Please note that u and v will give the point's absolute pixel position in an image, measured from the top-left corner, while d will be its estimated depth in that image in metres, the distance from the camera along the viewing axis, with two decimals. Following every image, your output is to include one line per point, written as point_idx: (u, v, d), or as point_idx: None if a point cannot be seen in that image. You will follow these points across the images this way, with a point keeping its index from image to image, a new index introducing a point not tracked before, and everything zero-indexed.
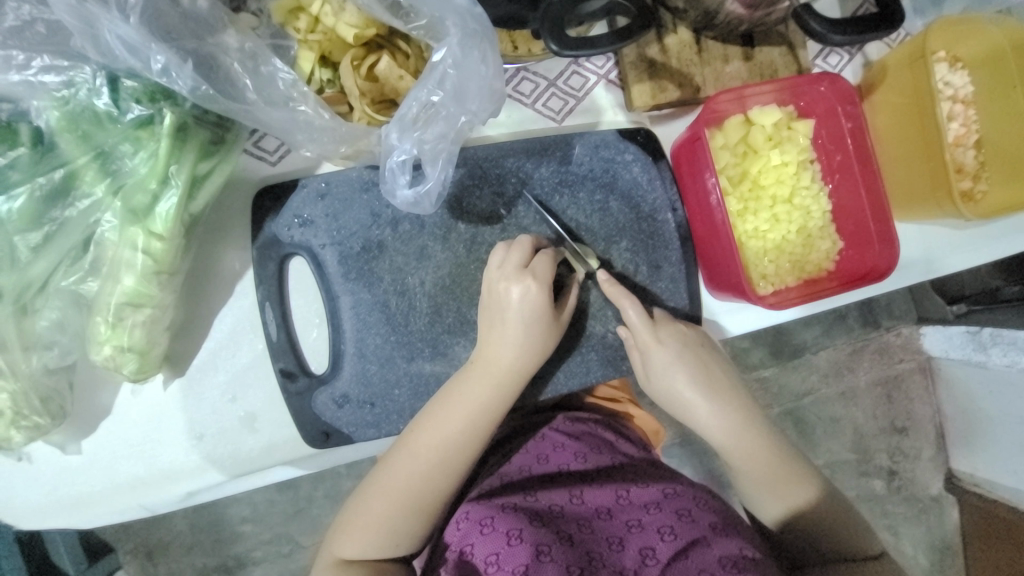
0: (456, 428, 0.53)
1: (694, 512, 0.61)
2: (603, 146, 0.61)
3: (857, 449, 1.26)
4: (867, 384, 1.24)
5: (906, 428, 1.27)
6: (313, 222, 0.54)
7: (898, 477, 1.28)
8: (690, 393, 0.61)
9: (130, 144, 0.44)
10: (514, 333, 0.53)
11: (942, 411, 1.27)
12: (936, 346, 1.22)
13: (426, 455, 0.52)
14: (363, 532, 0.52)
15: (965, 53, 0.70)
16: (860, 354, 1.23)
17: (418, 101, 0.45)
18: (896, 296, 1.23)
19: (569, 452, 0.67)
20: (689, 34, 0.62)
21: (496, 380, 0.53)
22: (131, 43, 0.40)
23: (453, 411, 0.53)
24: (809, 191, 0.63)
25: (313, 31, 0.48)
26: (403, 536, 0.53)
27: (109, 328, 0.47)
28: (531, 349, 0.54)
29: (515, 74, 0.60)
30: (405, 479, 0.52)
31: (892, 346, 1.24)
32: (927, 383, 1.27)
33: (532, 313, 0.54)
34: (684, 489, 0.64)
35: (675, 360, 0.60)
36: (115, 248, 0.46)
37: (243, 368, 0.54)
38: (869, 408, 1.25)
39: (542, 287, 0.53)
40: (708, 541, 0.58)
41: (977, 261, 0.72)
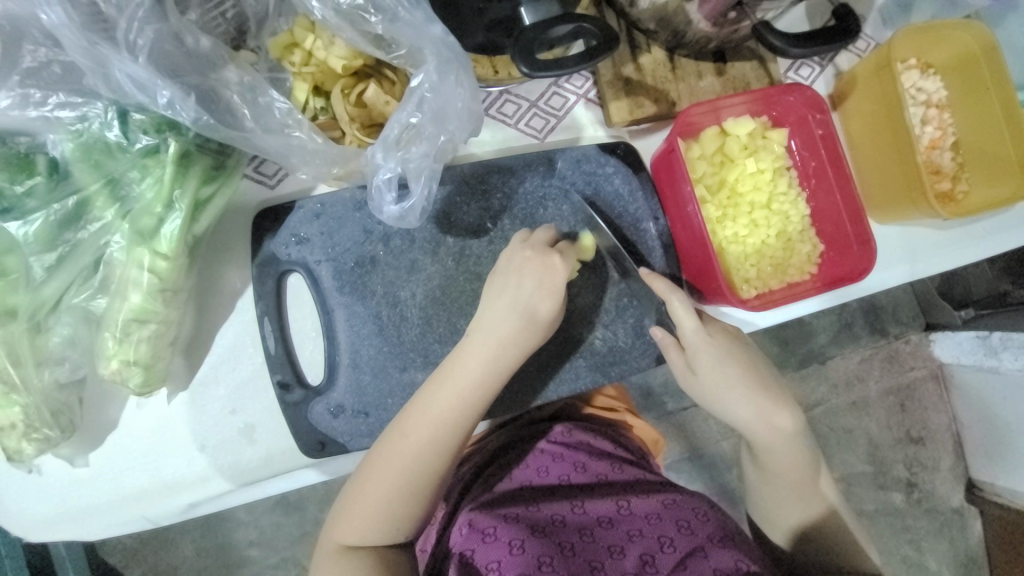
0: (454, 403, 0.53)
1: (693, 523, 0.62)
2: (585, 161, 0.64)
3: (872, 460, 1.24)
4: (878, 393, 1.23)
5: (922, 438, 1.25)
6: (310, 240, 0.57)
7: (917, 489, 1.25)
8: (743, 400, 0.60)
9: (138, 171, 0.48)
10: (511, 310, 0.54)
11: (958, 419, 1.25)
12: (947, 353, 1.21)
13: (424, 433, 0.53)
14: (364, 513, 0.53)
15: (937, 59, 0.72)
16: (870, 362, 1.22)
17: (400, 124, 0.48)
18: (902, 303, 1.23)
19: (568, 463, 0.68)
20: (662, 53, 0.65)
21: (495, 354, 0.54)
22: (140, 81, 0.43)
23: (453, 388, 0.53)
24: (787, 196, 0.65)
25: (306, 64, 0.52)
26: (402, 517, 0.54)
27: (117, 343, 0.50)
28: (529, 325, 0.55)
29: (499, 97, 0.64)
30: (398, 459, 0.53)
31: (902, 353, 1.23)
32: (941, 391, 1.25)
33: (532, 289, 0.55)
34: (683, 499, 0.65)
35: (724, 363, 0.60)
36: (122, 268, 0.49)
37: (244, 380, 0.57)
38: (882, 418, 1.23)
39: (549, 269, 0.55)
40: (706, 551, 0.58)
41: (961, 261, 0.73)
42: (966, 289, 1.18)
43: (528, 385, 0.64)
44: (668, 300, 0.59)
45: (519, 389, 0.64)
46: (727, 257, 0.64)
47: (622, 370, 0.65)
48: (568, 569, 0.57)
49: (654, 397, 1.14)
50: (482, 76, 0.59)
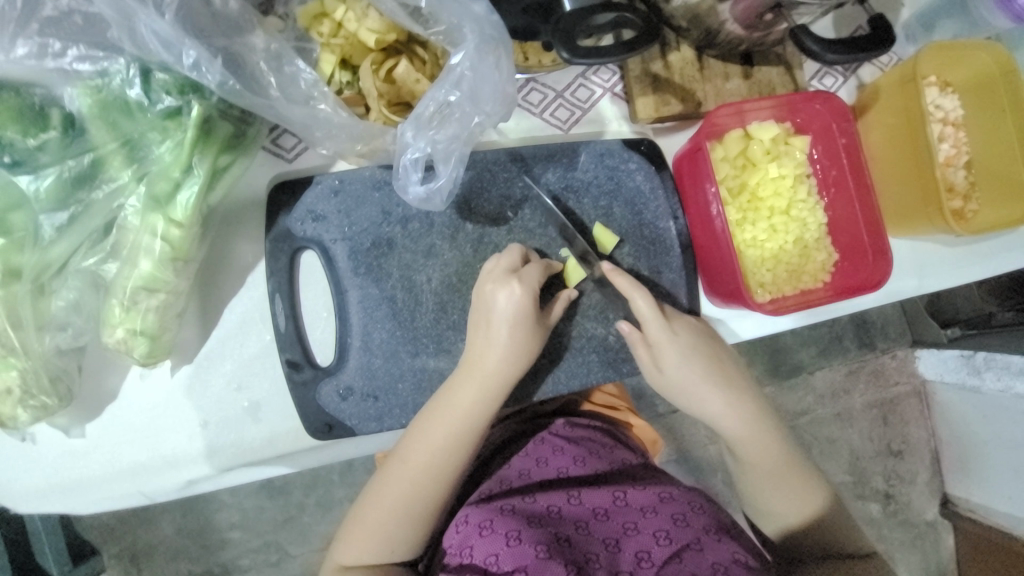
0: (446, 432, 0.53)
1: (688, 516, 0.61)
2: (608, 155, 0.64)
3: (853, 471, 1.26)
4: (862, 406, 1.25)
5: (901, 451, 1.28)
6: (327, 217, 0.56)
7: (893, 501, 1.28)
8: (710, 398, 0.61)
9: (158, 134, 0.46)
10: (502, 337, 0.54)
11: (937, 434, 1.28)
12: (930, 369, 1.24)
13: (421, 458, 0.53)
14: (362, 535, 0.53)
15: (957, 77, 0.73)
16: (856, 375, 1.24)
17: (435, 102, 0.47)
18: (890, 318, 1.25)
19: (568, 456, 0.67)
20: (692, 52, 0.65)
21: (484, 380, 0.54)
22: (166, 38, 0.42)
23: (444, 414, 0.54)
24: (805, 204, 0.66)
25: (336, 35, 0.50)
26: (399, 542, 0.54)
27: (123, 311, 0.48)
28: (518, 351, 0.55)
29: (525, 84, 0.63)
30: (397, 486, 0.53)
31: (887, 368, 1.25)
32: (922, 406, 1.28)
33: (525, 310, 0.55)
34: (679, 493, 0.65)
35: (688, 358, 0.60)
36: (135, 233, 0.48)
37: (251, 358, 0.55)
38: (865, 430, 1.25)
39: (526, 289, 0.55)
40: (701, 544, 0.59)
41: (968, 278, 0.74)
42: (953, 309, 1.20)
43: (538, 378, 0.63)
44: (633, 297, 0.59)
45: (531, 380, 0.63)
46: (744, 257, 0.64)
47: (633, 368, 0.64)
48: (564, 558, 0.56)
49: (645, 398, 1.17)
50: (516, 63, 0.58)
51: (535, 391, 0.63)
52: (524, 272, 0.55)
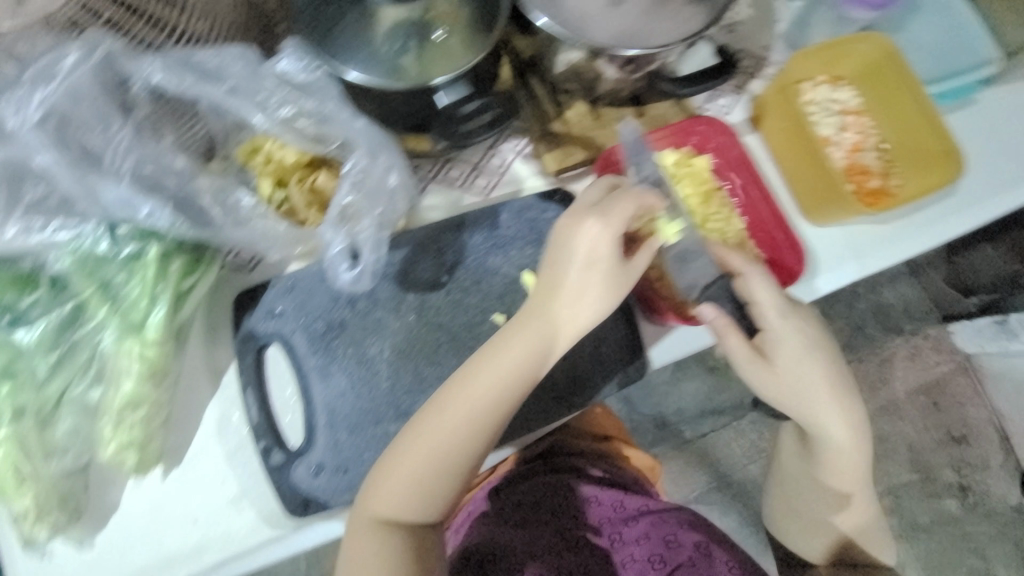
0: (487, 388, 0.54)
1: (679, 537, 0.68)
2: (527, 209, 0.70)
3: (917, 467, 1.26)
4: (907, 395, 1.27)
5: (965, 437, 1.27)
6: (284, 313, 0.64)
7: (972, 493, 1.26)
8: (820, 411, 0.60)
9: (125, 273, 0.56)
10: (576, 286, 0.55)
11: (998, 411, 1.27)
12: (969, 342, 1.25)
13: (459, 413, 0.54)
14: (392, 494, 0.54)
15: (847, 70, 0.79)
16: (891, 361, 1.27)
17: (339, 205, 0.59)
18: (913, 299, 1.29)
19: (567, 492, 0.72)
20: (585, 105, 0.73)
21: (549, 333, 0.55)
22: (125, 198, 0.53)
23: (488, 368, 0.54)
24: (719, 215, 0.71)
25: (267, 163, 0.60)
26: (433, 500, 0.55)
27: (113, 428, 0.56)
28: (601, 301, 0.55)
29: (444, 165, 0.72)
30: (432, 441, 0.53)
31: (925, 349, 1.28)
32: (973, 383, 1.28)
33: (607, 258, 0.55)
34: (670, 513, 0.71)
35: (808, 360, 0.60)
36: (115, 359, 0.56)
37: (231, 451, 0.61)
38: (917, 422, 1.26)
39: (615, 223, 0.54)
40: (692, 562, 0.66)
41: (910, 250, 0.76)
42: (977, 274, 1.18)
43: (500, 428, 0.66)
44: (745, 277, 0.60)
45: None
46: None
47: (585, 399, 0.68)
48: None
49: (670, 427, 1.26)
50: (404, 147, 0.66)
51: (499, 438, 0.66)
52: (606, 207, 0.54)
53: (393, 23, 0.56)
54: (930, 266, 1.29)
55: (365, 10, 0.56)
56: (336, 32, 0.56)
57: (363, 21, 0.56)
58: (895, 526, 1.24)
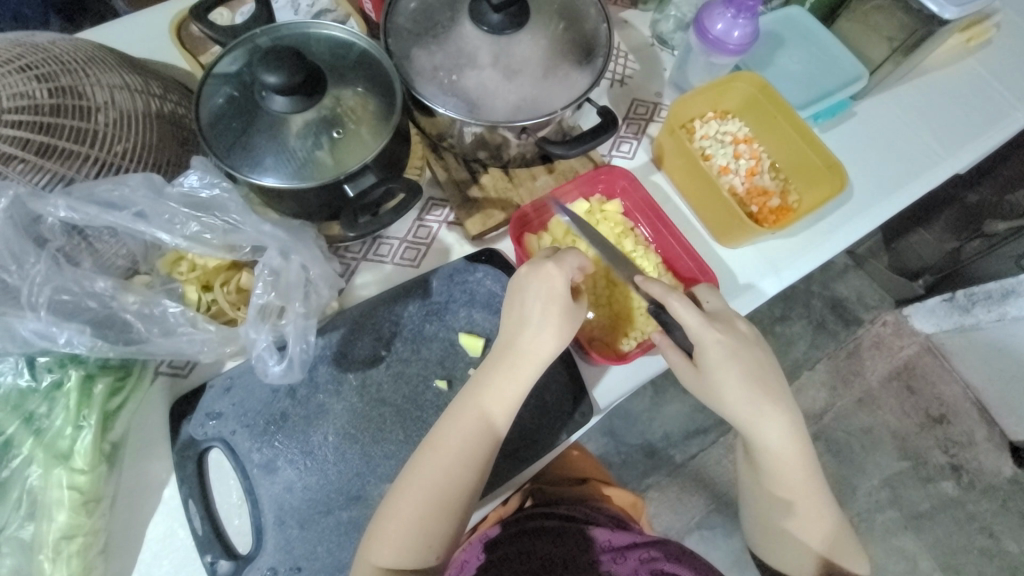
0: (473, 422, 0.58)
1: (667, 570, 0.68)
2: (456, 274, 0.73)
3: (906, 455, 1.29)
4: (880, 382, 1.32)
5: (944, 415, 1.32)
6: (223, 414, 0.64)
7: (965, 471, 1.29)
8: (755, 414, 0.63)
9: (46, 403, 0.55)
10: (538, 320, 0.60)
11: (971, 385, 1.34)
12: (927, 324, 1.33)
13: (452, 448, 0.57)
14: (396, 534, 0.55)
15: (732, 105, 0.88)
16: (858, 353, 1.34)
17: (258, 305, 0.60)
18: (865, 290, 1.38)
19: (552, 540, 0.71)
20: (499, 170, 0.79)
21: (518, 366, 0.60)
22: (40, 330, 0.54)
23: (471, 402, 0.59)
24: (636, 254, 0.75)
25: (192, 270, 0.63)
26: (436, 537, 0.56)
27: (51, 563, 0.54)
28: (561, 331, 0.60)
29: (373, 241, 0.76)
30: (430, 476, 0.56)
31: (886, 336, 1.35)
32: (941, 363, 1.35)
33: (552, 302, 0.60)
34: (655, 547, 0.71)
35: (734, 363, 0.62)
36: (42, 493, 0.54)
37: (178, 569, 0.59)
38: (896, 408, 1.31)
39: (564, 269, 0.60)
40: None
41: (822, 256, 0.82)
42: (919, 258, 1.28)
43: None
44: (669, 302, 0.62)
45: None
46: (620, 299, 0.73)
47: (536, 453, 0.68)
48: None
49: (659, 454, 1.26)
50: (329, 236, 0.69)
51: None
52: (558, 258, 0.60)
53: (303, 126, 0.60)
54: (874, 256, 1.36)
55: (272, 119, 0.59)
56: (242, 144, 0.59)
57: (271, 130, 0.59)
58: (899, 518, 1.26)
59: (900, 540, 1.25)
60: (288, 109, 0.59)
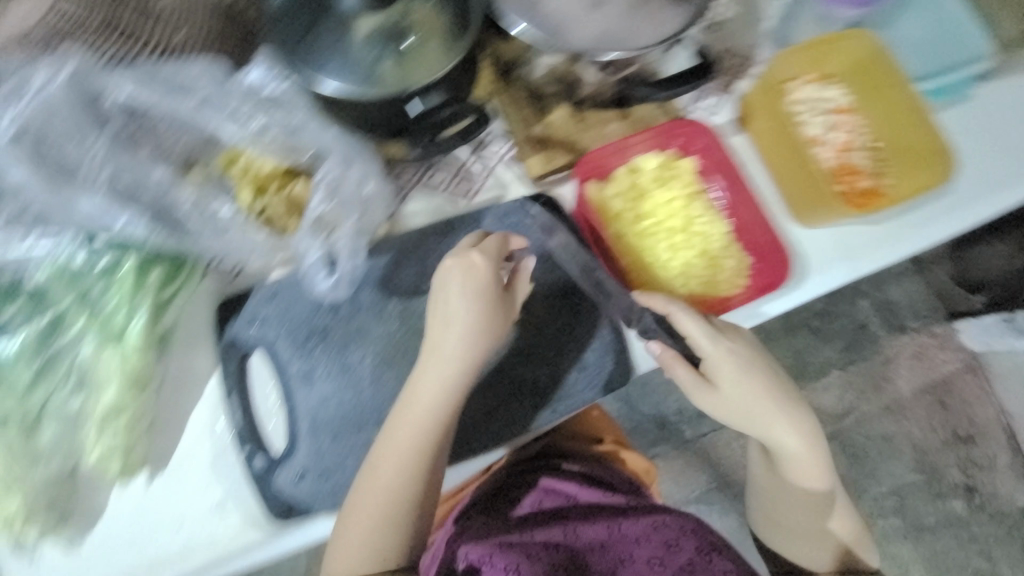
0: (418, 426, 0.57)
1: (680, 541, 0.68)
2: (510, 214, 0.70)
3: (922, 468, 1.24)
4: (912, 394, 1.24)
5: (972, 436, 1.24)
6: (267, 320, 0.64)
7: (978, 493, 1.24)
8: (773, 421, 0.65)
9: (102, 284, 0.56)
10: (453, 330, 0.58)
11: (1007, 410, 1.24)
12: (975, 341, 1.23)
13: (400, 454, 0.57)
14: (356, 538, 0.57)
15: (835, 68, 0.78)
16: (895, 361, 1.25)
17: (315, 214, 0.60)
18: (916, 297, 1.26)
19: (564, 495, 0.73)
20: (568, 108, 0.71)
21: (440, 372, 0.58)
22: (99, 210, 0.54)
23: (414, 407, 0.57)
24: (704, 218, 0.70)
25: (243, 172, 0.60)
26: (390, 539, 0.57)
27: (94, 435, 0.57)
28: (474, 338, 0.58)
29: (426, 169, 0.72)
30: (387, 480, 0.57)
31: (930, 348, 1.25)
32: (981, 382, 1.25)
33: (479, 296, 0.58)
34: (672, 518, 0.70)
35: (746, 373, 0.64)
36: (93, 368, 0.56)
37: (215, 457, 0.62)
38: (923, 421, 1.24)
39: (488, 258, 0.58)
40: (692, 564, 0.66)
41: (903, 250, 0.75)
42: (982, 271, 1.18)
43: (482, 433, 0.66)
44: (673, 314, 0.63)
45: (481, 433, 0.66)
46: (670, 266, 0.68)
47: (569, 406, 0.67)
48: None
49: (670, 427, 1.24)
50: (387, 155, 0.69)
51: (483, 441, 0.66)
52: (485, 246, 0.59)
53: (369, 33, 0.55)
54: (938, 262, 1.26)
55: (340, 20, 0.55)
56: (308, 42, 0.55)
57: (338, 31, 0.55)
58: (899, 526, 1.22)
59: (896, 549, 1.22)
60: (359, 10, 0.55)
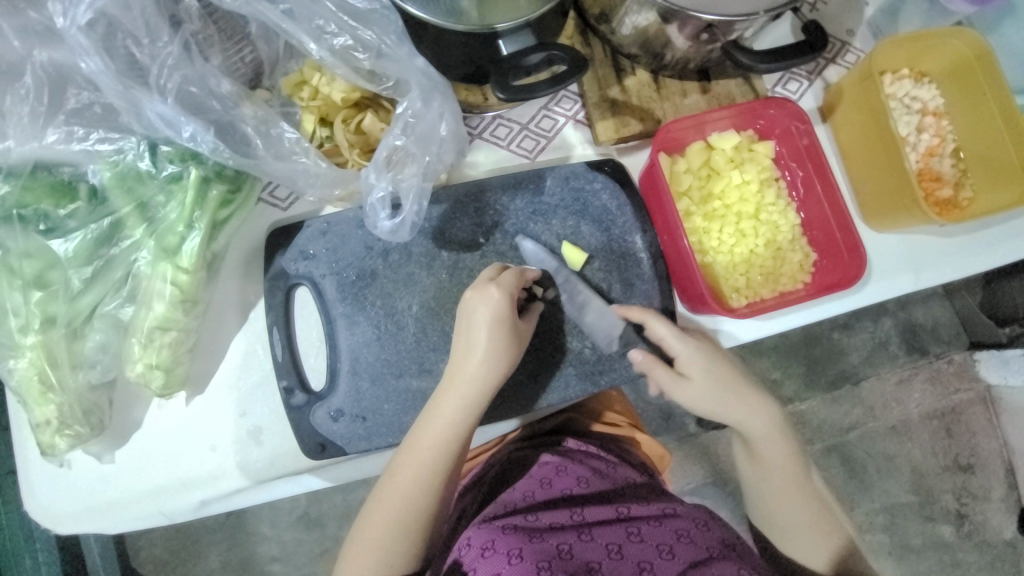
0: (430, 446, 0.55)
1: (692, 532, 0.63)
2: (573, 178, 0.67)
3: (918, 490, 1.22)
4: (920, 417, 1.22)
5: (972, 465, 1.23)
6: (317, 256, 0.63)
7: (967, 521, 1.23)
8: (743, 411, 0.61)
9: (164, 196, 0.56)
10: (476, 353, 0.56)
11: (1010, 444, 1.23)
12: (993, 374, 1.21)
13: (410, 473, 0.55)
14: (365, 552, 0.54)
15: (933, 67, 0.74)
16: (911, 381, 1.22)
17: (388, 147, 0.56)
18: (942, 320, 1.23)
19: (572, 476, 0.67)
20: (647, 75, 0.69)
21: (461, 393, 0.56)
22: (168, 117, 0.51)
23: (428, 424, 0.56)
24: (775, 207, 0.67)
25: (314, 99, 0.58)
26: (398, 557, 0.55)
27: (142, 347, 0.57)
28: (498, 363, 0.56)
29: (492, 121, 0.69)
30: (398, 497, 0.55)
31: (946, 373, 1.22)
32: (989, 414, 1.24)
33: (500, 324, 0.56)
34: (683, 509, 0.66)
35: (711, 363, 0.61)
36: (148, 280, 0.57)
37: (254, 386, 0.61)
38: (927, 444, 1.22)
39: (506, 293, 0.56)
40: (706, 560, 0.60)
41: (972, 267, 0.72)
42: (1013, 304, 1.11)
43: (520, 395, 0.65)
44: (651, 324, 0.61)
45: (520, 394, 0.65)
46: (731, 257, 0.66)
47: (611, 380, 0.66)
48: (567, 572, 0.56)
49: (675, 418, 1.22)
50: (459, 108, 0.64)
51: (517, 406, 0.65)
52: (502, 279, 0.57)
53: None
54: (967, 290, 1.20)
55: None
56: None
57: None
58: (886, 543, 1.22)
59: (880, 565, 1.22)
60: None
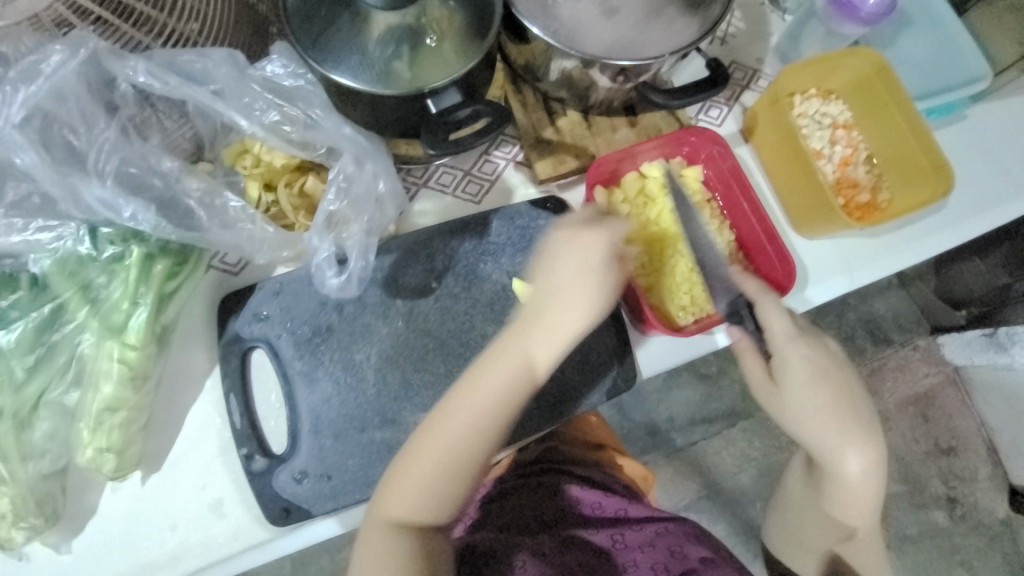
0: (504, 385, 0.52)
1: (685, 548, 0.66)
2: (518, 217, 0.70)
3: (906, 478, 1.25)
4: (896, 406, 1.26)
5: (953, 448, 1.27)
6: (271, 317, 0.63)
7: (959, 504, 1.26)
8: (815, 424, 0.58)
9: (106, 276, 0.56)
10: (576, 295, 0.54)
11: (986, 423, 1.27)
12: (958, 355, 1.25)
13: (470, 412, 0.52)
14: (409, 492, 0.51)
15: (837, 84, 0.80)
16: (880, 372, 1.26)
17: (325, 212, 0.59)
18: (900, 309, 1.28)
19: (567, 499, 0.70)
20: (578, 115, 0.73)
21: (552, 335, 0.54)
22: (107, 200, 0.53)
23: (505, 363, 0.53)
24: (709, 226, 0.71)
25: (255, 166, 0.60)
26: (441, 499, 0.52)
27: (91, 431, 0.55)
28: (592, 306, 0.55)
29: (436, 170, 0.72)
30: (449, 437, 0.52)
31: (913, 360, 1.27)
32: (962, 396, 1.28)
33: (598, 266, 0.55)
34: (675, 526, 0.69)
35: (817, 378, 0.58)
36: (93, 361, 0.56)
37: (213, 456, 0.60)
38: (906, 432, 1.25)
39: (606, 234, 0.55)
40: (698, 573, 0.64)
41: (900, 263, 0.77)
42: (965, 286, 1.17)
43: None
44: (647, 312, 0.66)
45: None
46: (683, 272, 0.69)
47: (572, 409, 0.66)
48: None
49: (661, 434, 1.23)
50: (396, 155, 0.71)
51: None
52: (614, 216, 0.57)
53: (384, 29, 0.55)
54: (920, 278, 1.27)
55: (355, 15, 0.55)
56: (324, 39, 0.55)
57: (354, 27, 0.55)
58: (885, 537, 1.23)
59: None
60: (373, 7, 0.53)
